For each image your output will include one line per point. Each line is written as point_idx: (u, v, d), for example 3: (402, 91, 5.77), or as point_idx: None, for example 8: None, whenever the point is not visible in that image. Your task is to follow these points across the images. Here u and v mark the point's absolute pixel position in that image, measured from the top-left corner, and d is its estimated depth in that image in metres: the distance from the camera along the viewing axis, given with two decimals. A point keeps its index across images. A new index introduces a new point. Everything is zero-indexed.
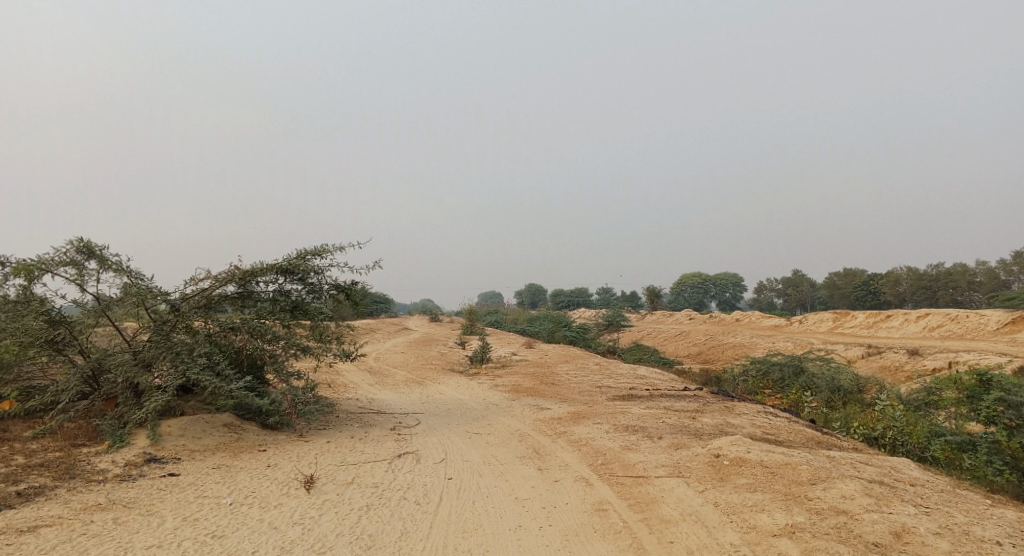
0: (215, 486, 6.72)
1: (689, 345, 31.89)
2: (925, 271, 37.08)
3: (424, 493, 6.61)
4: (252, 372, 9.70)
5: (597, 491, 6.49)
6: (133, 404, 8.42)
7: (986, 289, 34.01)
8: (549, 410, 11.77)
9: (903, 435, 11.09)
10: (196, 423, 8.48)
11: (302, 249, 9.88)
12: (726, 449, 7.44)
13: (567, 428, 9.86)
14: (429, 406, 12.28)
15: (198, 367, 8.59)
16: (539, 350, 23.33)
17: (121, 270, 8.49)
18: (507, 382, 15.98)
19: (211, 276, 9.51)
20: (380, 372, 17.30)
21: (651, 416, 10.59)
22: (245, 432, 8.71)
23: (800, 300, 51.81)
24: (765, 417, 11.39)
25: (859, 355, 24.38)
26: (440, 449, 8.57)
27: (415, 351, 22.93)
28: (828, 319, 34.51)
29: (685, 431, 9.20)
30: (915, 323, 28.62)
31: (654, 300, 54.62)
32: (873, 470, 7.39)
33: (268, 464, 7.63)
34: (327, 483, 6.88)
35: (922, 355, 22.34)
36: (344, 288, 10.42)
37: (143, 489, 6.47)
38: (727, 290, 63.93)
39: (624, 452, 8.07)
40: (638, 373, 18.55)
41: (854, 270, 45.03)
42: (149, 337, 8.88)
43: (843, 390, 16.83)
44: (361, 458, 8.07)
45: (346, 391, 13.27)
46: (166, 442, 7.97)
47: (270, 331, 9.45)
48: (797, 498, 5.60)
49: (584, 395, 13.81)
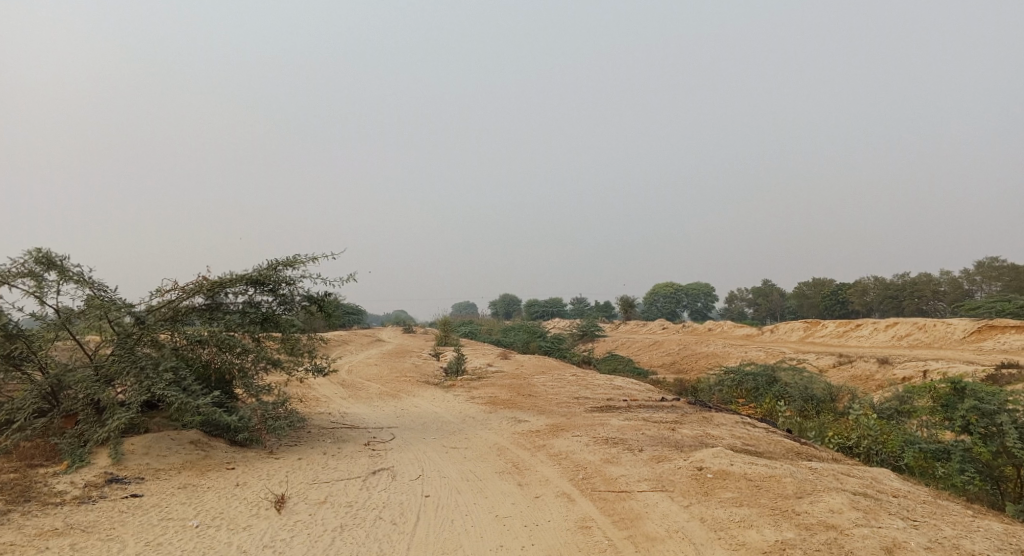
0: (181, 507, 6.40)
1: (663, 355, 31.99)
2: (891, 280, 37.78)
3: (401, 511, 6.38)
4: (220, 386, 9.37)
5: (580, 507, 6.32)
6: (95, 421, 8.04)
7: (950, 298, 34.78)
8: (527, 422, 11.60)
9: (878, 444, 11.23)
10: (161, 441, 8.13)
11: (274, 259, 9.60)
12: (709, 462, 7.34)
13: (546, 441, 9.69)
14: (404, 419, 12.02)
15: (163, 383, 8.25)
16: (515, 361, 23.14)
17: (82, 281, 8.13)
18: (484, 395, 15.76)
19: (178, 288, 9.18)
20: (353, 385, 16.93)
21: (630, 428, 10.48)
22: (213, 449, 8.38)
23: (771, 310, 52.45)
24: (743, 427, 11.36)
25: (830, 364, 24.65)
26: (417, 465, 8.33)
27: (389, 363, 22.57)
28: (799, 328, 34.92)
29: (666, 443, 9.10)
30: (883, 332, 29.09)
31: (628, 310, 54.82)
32: (855, 481, 7.36)
33: (236, 483, 7.32)
34: (299, 502, 6.60)
35: (891, 363, 22.66)
36: (317, 299, 10.13)
37: (103, 512, 6.14)
38: (699, 299, 64.51)
39: (605, 465, 7.92)
40: (615, 384, 18.48)
41: (823, 280, 45.75)
42: (112, 352, 8.52)
43: (817, 399, 16.94)
44: (335, 475, 7.80)
45: (318, 404, 12.93)
46: (129, 461, 7.61)
47: (240, 344, 9.24)
48: (784, 513, 5.50)
49: (562, 406, 13.66)
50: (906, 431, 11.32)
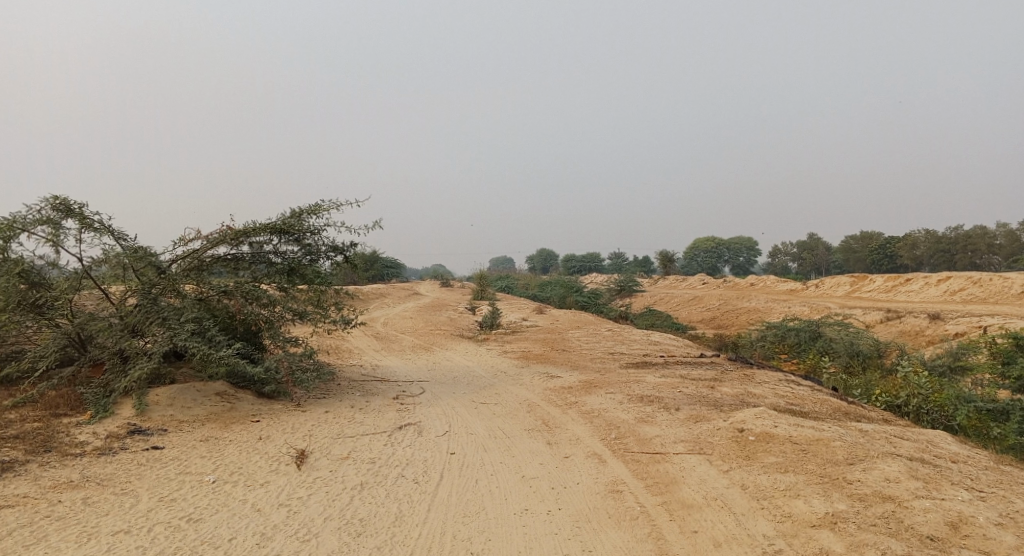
0: (200, 461, 6.26)
1: (702, 310, 31.29)
2: (944, 234, 36.00)
3: (424, 470, 6.13)
4: (246, 337, 9.22)
5: (612, 469, 5.97)
6: (120, 371, 7.97)
7: (1007, 252, 33.01)
8: (560, 377, 11.28)
9: (928, 403, 10.51)
10: (186, 392, 8.02)
11: (297, 207, 9.31)
12: (751, 423, 6.88)
13: (579, 399, 9.34)
14: (435, 373, 11.82)
15: (186, 333, 8.10)
16: (550, 316, 22.81)
17: (102, 230, 7.96)
18: (517, 349, 15.50)
19: (201, 238, 8.97)
20: (387, 338, 16.88)
21: (667, 385, 10.04)
22: (239, 402, 8.26)
23: (815, 264, 50.82)
24: (786, 385, 10.83)
25: (878, 320, 23.67)
26: (444, 421, 8.08)
27: (424, 317, 22.47)
28: (845, 283, 33.68)
29: (704, 402, 8.66)
30: (935, 287, 27.76)
31: (668, 265, 53.79)
32: (910, 445, 6.83)
33: (259, 436, 7.17)
34: (321, 459, 6.41)
35: (943, 319, 21.61)
36: (342, 249, 9.84)
37: (122, 464, 6.03)
38: (741, 254, 62.92)
39: (639, 425, 7.54)
40: (652, 339, 18.00)
41: (871, 234, 43.94)
42: (136, 302, 8.40)
43: (863, 355, 16.21)
44: (360, 430, 7.60)
45: (350, 357, 12.82)
46: (153, 413, 7.52)
47: (265, 296, 9.05)
48: (835, 482, 5.05)
49: (596, 362, 13.28)
50: (959, 390, 10.65)
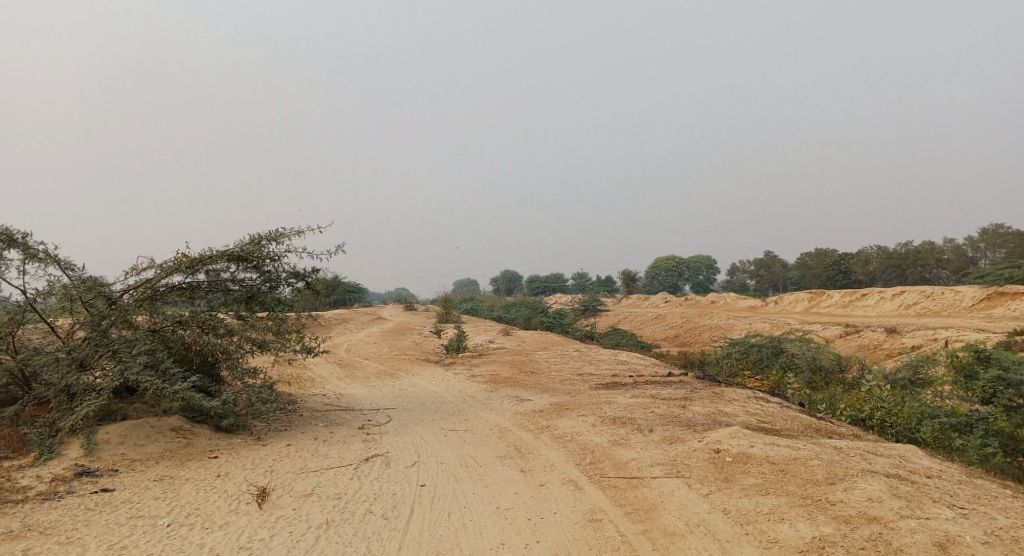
0: (153, 502, 5.87)
1: (666, 328, 31.50)
2: (895, 249, 37.13)
3: (394, 504, 5.85)
4: (203, 369, 8.81)
5: (589, 496, 5.79)
6: (67, 409, 7.49)
7: (954, 266, 34.15)
8: (530, 401, 11.08)
9: (892, 417, 10.62)
10: (138, 428, 7.57)
11: (256, 234, 8.99)
12: (727, 443, 6.80)
13: (550, 422, 9.15)
14: (402, 400, 11.49)
15: (137, 367, 7.67)
16: (517, 338, 22.61)
17: (48, 260, 7.54)
18: (485, 373, 15.25)
19: (155, 266, 8.58)
20: (350, 364, 16.45)
21: (638, 406, 9.93)
22: (196, 437, 7.84)
23: (773, 281, 51.87)
24: (756, 403, 10.83)
25: (837, 334, 24.12)
26: (413, 451, 7.80)
27: (388, 341, 22.05)
28: (803, 299, 34.34)
29: (677, 422, 8.57)
30: (890, 301, 28.48)
31: (630, 284, 54.23)
32: (884, 461, 6.83)
33: (217, 473, 6.79)
34: (283, 496, 6.08)
35: (899, 332, 22.12)
36: (303, 275, 9.54)
37: (68, 509, 5.61)
38: (701, 272, 63.90)
39: (614, 448, 7.39)
40: (619, 359, 17.95)
41: (826, 250, 45.08)
42: (85, 335, 7.95)
43: (825, 370, 16.43)
44: (324, 463, 7.26)
45: (312, 386, 12.40)
46: (102, 452, 7.07)
47: (223, 325, 8.68)
48: (819, 504, 4.98)
49: (566, 384, 13.12)
50: (921, 403, 10.79)
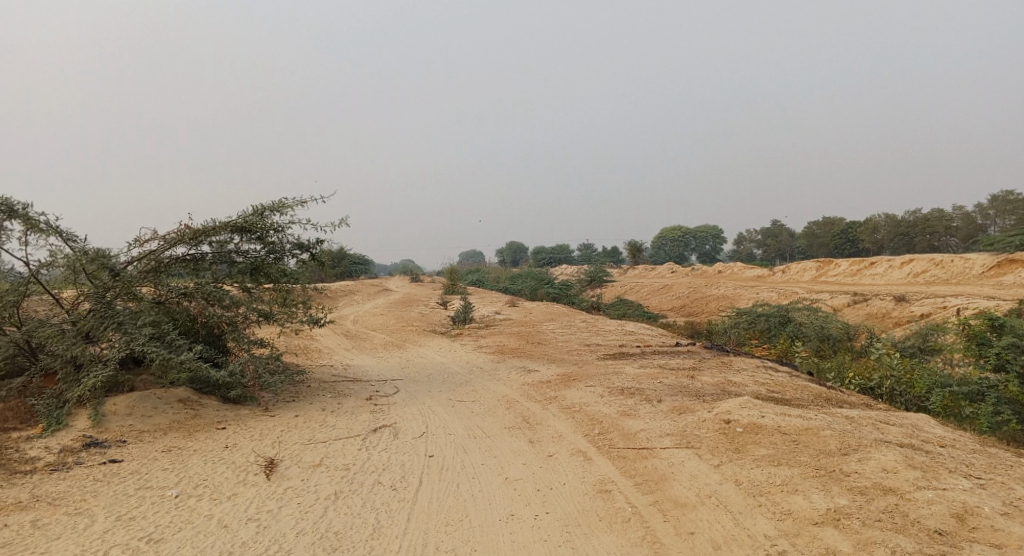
0: (161, 474, 5.86)
1: (673, 298, 31.39)
2: (903, 217, 36.73)
3: (402, 475, 5.83)
4: (209, 340, 8.78)
5: (599, 467, 5.75)
6: (74, 380, 7.46)
7: (964, 234, 33.76)
8: (537, 372, 11.04)
9: (902, 385, 10.52)
10: (146, 400, 7.56)
11: (259, 205, 8.87)
12: (737, 414, 6.73)
13: (558, 393, 9.10)
14: (409, 371, 11.47)
15: (143, 338, 7.62)
16: (523, 309, 22.56)
17: (50, 231, 7.44)
18: (491, 343, 15.21)
19: (158, 237, 8.49)
20: (357, 336, 16.43)
21: (646, 376, 9.87)
22: (203, 408, 7.83)
23: (780, 250, 51.53)
24: (765, 372, 10.75)
25: (845, 303, 23.96)
26: (420, 422, 7.77)
27: (394, 313, 22.02)
28: (811, 268, 34.08)
29: (686, 393, 8.50)
30: (898, 270, 28.23)
31: (636, 255, 54.02)
32: (896, 430, 6.76)
33: (225, 444, 6.78)
34: (291, 467, 6.06)
35: (908, 301, 21.95)
36: (308, 247, 9.43)
37: (76, 480, 5.60)
38: (707, 242, 63.52)
39: (623, 419, 7.34)
40: (626, 329, 17.87)
41: (834, 219, 44.65)
42: (90, 307, 7.89)
43: (833, 338, 16.33)
44: (332, 434, 7.24)
45: (319, 357, 12.39)
46: (110, 423, 7.06)
47: (228, 297, 8.61)
48: (833, 475, 4.92)
49: (573, 355, 13.07)
50: (931, 372, 10.70)
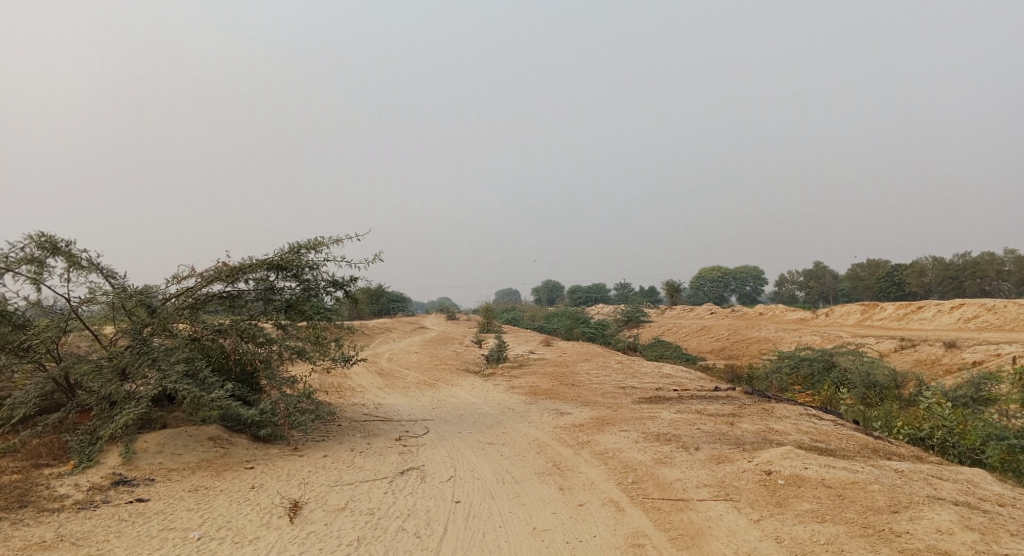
0: (186, 514, 5.82)
1: (711, 340, 30.73)
2: (952, 260, 35.55)
3: (427, 522, 5.67)
4: (242, 378, 8.82)
5: (631, 519, 5.50)
6: (107, 417, 7.56)
7: (1017, 278, 32.44)
8: (570, 414, 10.80)
9: (955, 436, 9.93)
10: (176, 437, 7.59)
11: (295, 242, 8.98)
12: (779, 464, 6.41)
13: (591, 438, 8.85)
14: (440, 412, 11.34)
15: (175, 375, 7.70)
16: (558, 349, 22.33)
17: (91, 267, 7.65)
18: (524, 384, 15.01)
19: (195, 275, 8.65)
20: (390, 374, 16.42)
21: (683, 422, 9.54)
22: (233, 447, 7.81)
23: (822, 292, 50.28)
24: (808, 420, 10.31)
25: (892, 348, 23.06)
26: (448, 465, 7.61)
27: (429, 351, 22.02)
28: (856, 311, 33.07)
29: (724, 440, 8.17)
30: (948, 314, 27.16)
31: (674, 295, 53.33)
32: (951, 486, 6.33)
33: (252, 484, 6.73)
34: (316, 509, 5.96)
35: (960, 347, 21.01)
36: (343, 285, 9.49)
37: (101, 520, 5.62)
38: (747, 283, 62.40)
39: (657, 467, 7.06)
40: (663, 371, 17.48)
41: (878, 261, 43.47)
42: (127, 343, 8.04)
43: (880, 385, 15.65)
44: (358, 476, 7.13)
45: (352, 395, 12.37)
46: (141, 461, 7.10)
47: (261, 334, 8.68)
48: (882, 535, 4.60)
49: (607, 397, 12.77)
50: (986, 423, 10.10)
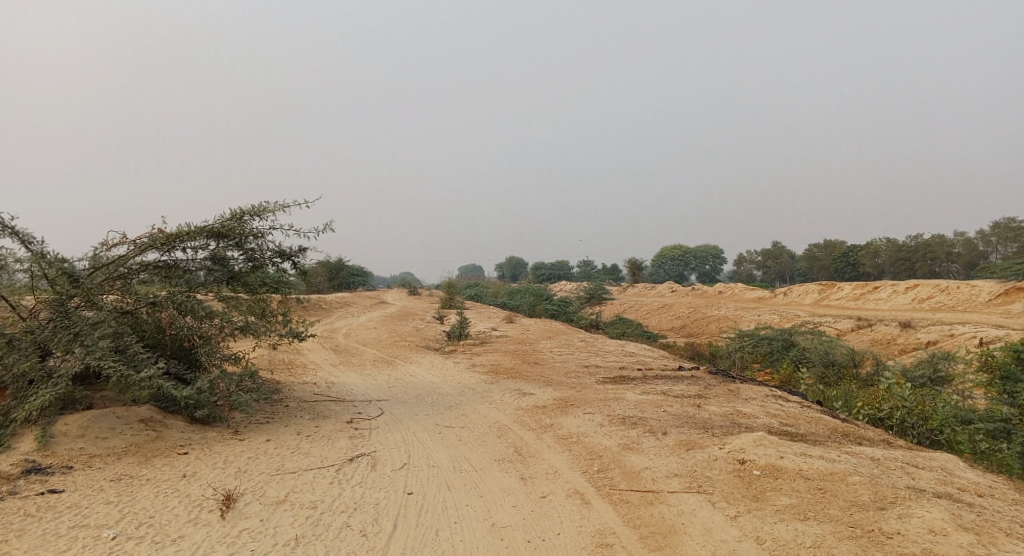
0: (104, 508, 5.21)
1: (673, 318, 30.72)
2: (904, 242, 36.16)
3: (375, 517, 5.20)
4: (179, 354, 8.09)
5: (598, 513, 5.10)
6: (23, 397, 6.80)
7: (965, 261, 33.24)
8: (532, 395, 10.34)
9: (915, 417, 9.80)
10: (102, 419, 6.87)
11: (238, 208, 8.20)
12: (752, 453, 6.09)
13: (554, 421, 8.41)
14: (396, 391, 10.76)
15: (100, 352, 6.94)
16: (520, 326, 21.90)
17: (4, 230, 6.80)
18: (486, 362, 14.50)
19: (127, 242, 7.84)
20: (346, 350, 15.75)
21: (649, 404, 9.18)
22: (167, 430, 7.12)
23: (780, 272, 51.00)
24: (774, 402, 10.06)
25: (849, 328, 23.27)
26: (402, 451, 7.08)
27: (389, 327, 21.34)
28: (813, 291, 33.44)
29: (693, 425, 7.84)
30: (903, 295, 27.59)
31: (636, 272, 53.43)
32: (929, 475, 6.11)
33: (183, 473, 6.11)
34: (251, 503, 5.39)
35: (914, 327, 21.28)
36: (291, 255, 8.68)
37: (2, 516, 5.03)
38: (707, 262, 62.92)
39: (624, 453, 6.68)
40: (627, 350, 17.18)
41: (835, 242, 44.15)
42: (46, 316, 7.23)
43: (838, 364, 15.60)
44: (304, 464, 6.57)
45: (303, 373, 11.71)
46: (58, 446, 6.37)
47: (201, 307, 7.94)
48: (873, 537, 4.46)
49: (571, 377, 12.37)
50: (946, 405, 10.00)
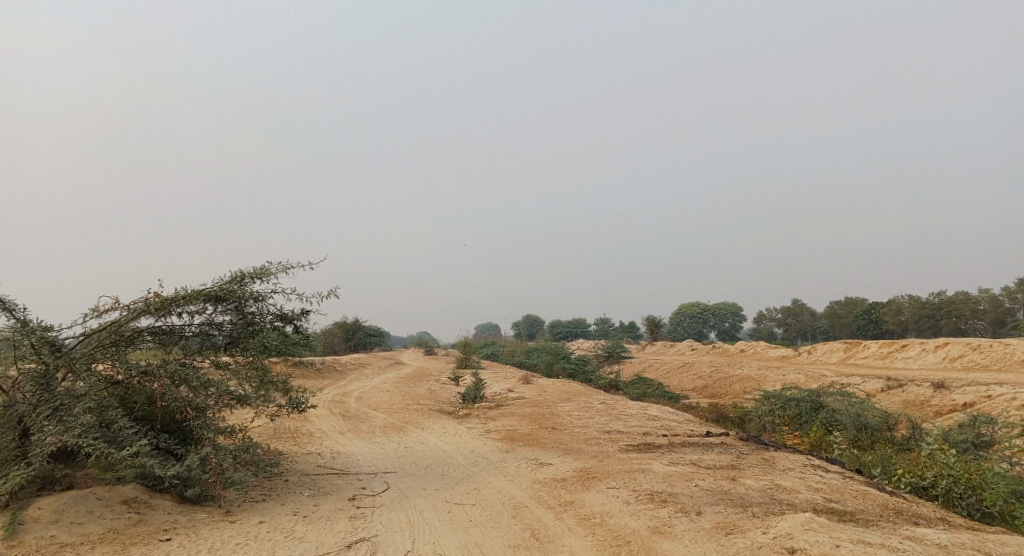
0: None
1: (693, 378, 29.72)
2: (927, 299, 35.15)
3: None
4: (171, 427, 7.54)
5: None
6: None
7: (992, 318, 32.16)
8: (551, 465, 9.60)
9: (963, 486, 8.89)
10: (80, 501, 6.29)
11: (238, 270, 7.79)
12: (802, 540, 5.39)
13: (575, 497, 7.68)
14: (405, 462, 10.06)
15: (80, 429, 6.42)
16: (537, 387, 21.12)
17: None
18: (501, 428, 13.73)
19: (120, 307, 7.39)
20: (355, 416, 15.08)
21: (679, 477, 8.41)
22: (151, 511, 6.51)
23: (801, 330, 49.78)
24: (813, 474, 9.22)
25: (879, 388, 22.20)
26: (406, 534, 6.40)
27: (402, 389, 20.66)
28: (838, 349, 32.36)
29: (729, 502, 7.09)
30: (933, 353, 26.51)
31: (655, 330, 52.44)
32: None
33: None
34: None
35: (949, 387, 20.21)
36: (292, 319, 8.15)
37: None
38: (726, 319, 61.84)
39: (654, 538, 5.95)
40: (649, 413, 16.34)
41: (856, 299, 43.13)
42: (28, 390, 6.76)
43: (871, 428, 14.60)
44: (295, 552, 5.93)
45: (307, 442, 11.07)
46: (26, 534, 5.78)
47: (197, 376, 7.45)
48: None
49: (591, 444, 11.58)
50: (995, 474, 9.10)
